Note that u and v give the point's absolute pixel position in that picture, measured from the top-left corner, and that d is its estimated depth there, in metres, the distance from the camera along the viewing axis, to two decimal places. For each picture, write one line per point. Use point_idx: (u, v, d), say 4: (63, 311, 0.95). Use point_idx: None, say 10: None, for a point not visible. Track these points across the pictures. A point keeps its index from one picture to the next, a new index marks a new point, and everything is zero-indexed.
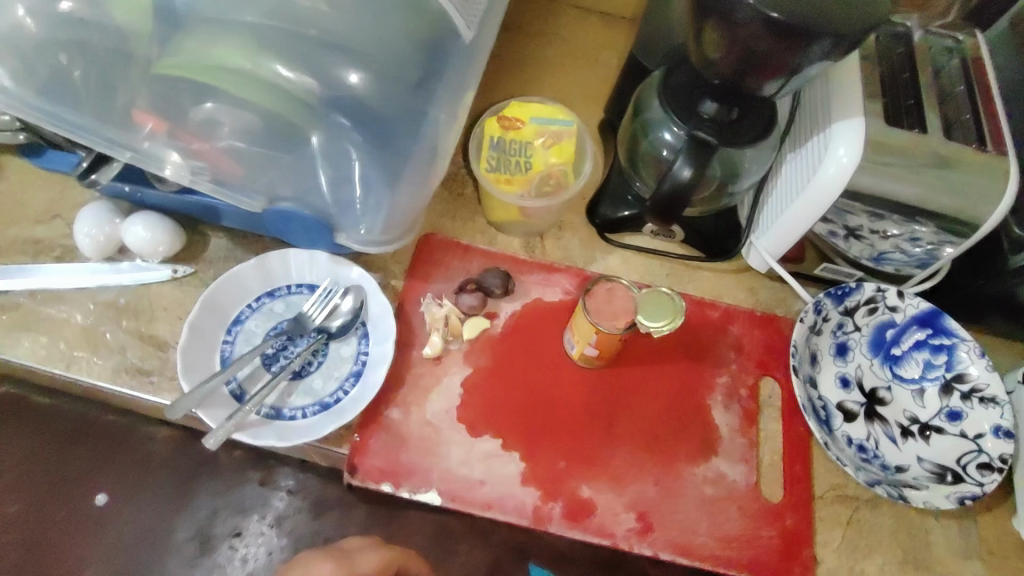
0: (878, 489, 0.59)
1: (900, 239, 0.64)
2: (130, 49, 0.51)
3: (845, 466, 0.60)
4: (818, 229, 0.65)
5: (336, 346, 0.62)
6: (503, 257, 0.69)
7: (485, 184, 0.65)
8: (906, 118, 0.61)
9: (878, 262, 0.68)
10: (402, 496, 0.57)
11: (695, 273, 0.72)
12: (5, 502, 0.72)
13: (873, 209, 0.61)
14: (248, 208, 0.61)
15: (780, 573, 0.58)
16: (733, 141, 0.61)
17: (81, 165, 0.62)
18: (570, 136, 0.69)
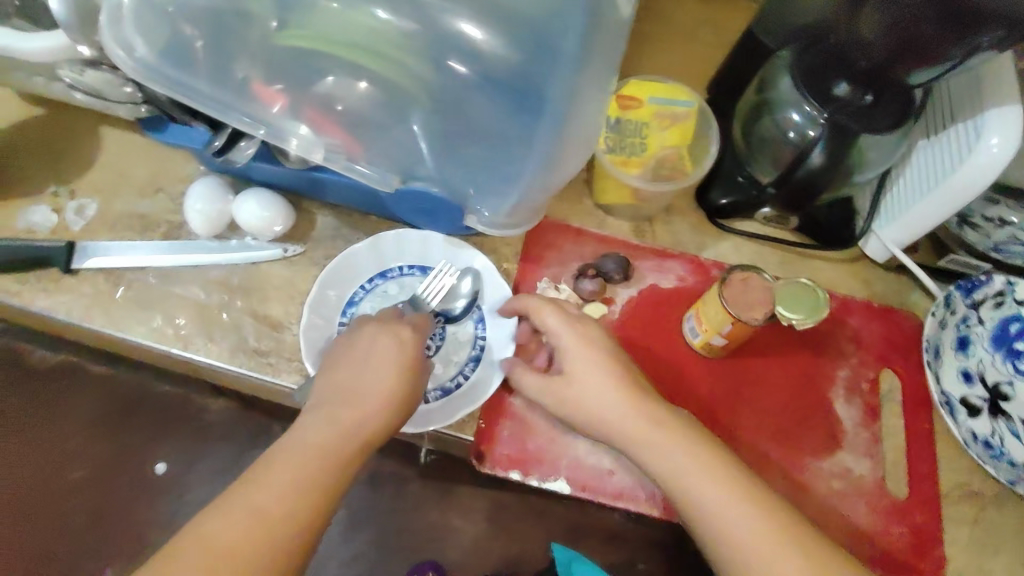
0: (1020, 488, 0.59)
1: (1018, 229, 0.62)
2: (250, 10, 0.50)
3: (985, 464, 0.61)
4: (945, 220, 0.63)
5: (453, 330, 0.61)
6: (617, 242, 0.68)
7: (605, 164, 0.64)
8: None
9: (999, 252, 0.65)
10: (531, 484, 0.57)
11: (808, 263, 0.70)
12: (68, 469, 0.82)
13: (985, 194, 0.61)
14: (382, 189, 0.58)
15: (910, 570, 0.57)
16: (870, 125, 0.58)
17: (213, 142, 0.57)
18: (688, 118, 0.67)
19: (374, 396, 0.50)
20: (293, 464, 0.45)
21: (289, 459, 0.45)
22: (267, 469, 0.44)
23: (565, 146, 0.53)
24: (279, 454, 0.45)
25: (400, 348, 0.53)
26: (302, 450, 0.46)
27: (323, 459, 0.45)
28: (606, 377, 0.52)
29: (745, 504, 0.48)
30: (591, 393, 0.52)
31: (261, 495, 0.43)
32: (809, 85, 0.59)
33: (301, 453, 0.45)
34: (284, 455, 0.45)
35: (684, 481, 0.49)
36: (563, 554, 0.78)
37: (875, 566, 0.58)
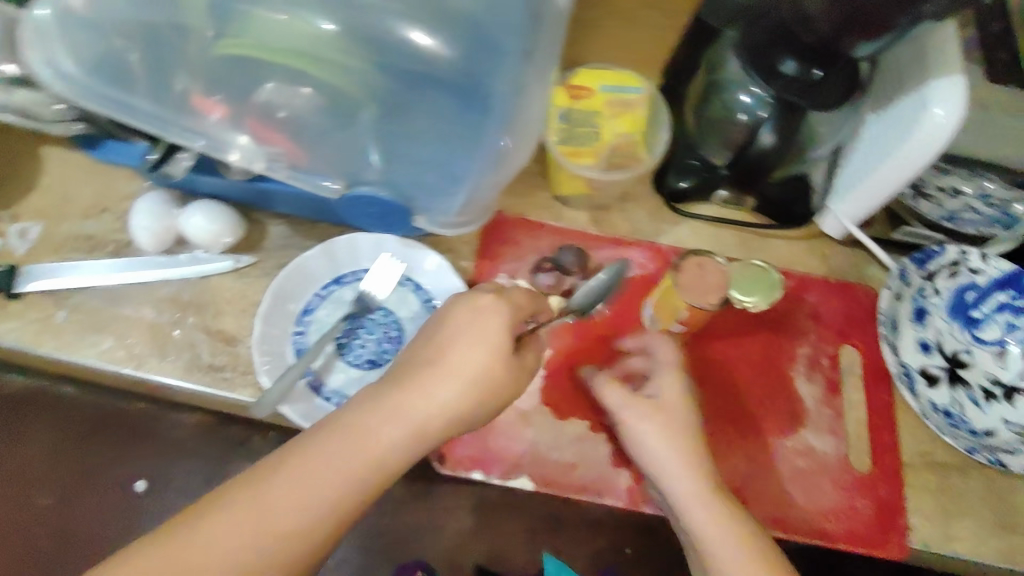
0: (975, 457, 0.60)
1: (971, 198, 0.64)
2: (185, 21, 0.48)
3: (945, 435, 0.61)
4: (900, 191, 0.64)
5: (411, 332, 0.61)
6: (572, 234, 0.67)
7: (558, 157, 0.64)
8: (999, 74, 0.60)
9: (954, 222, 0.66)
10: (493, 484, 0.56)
11: (767, 242, 0.70)
12: (39, 494, 0.84)
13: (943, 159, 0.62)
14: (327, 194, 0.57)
15: (875, 542, 0.58)
16: (819, 101, 0.58)
17: (148, 157, 0.57)
18: (638, 104, 0.66)
19: (426, 390, 0.47)
20: (308, 474, 0.43)
21: (310, 461, 0.43)
22: (283, 471, 0.43)
23: (507, 141, 0.51)
24: (313, 450, 0.44)
25: (486, 345, 0.48)
26: (323, 456, 0.43)
27: (348, 467, 0.44)
28: (626, 396, 0.54)
29: (730, 524, 0.51)
30: (681, 414, 0.53)
31: (276, 497, 0.42)
32: (754, 62, 0.59)
33: (319, 458, 0.43)
34: (304, 465, 0.43)
35: (670, 498, 0.52)
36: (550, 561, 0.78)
37: (841, 542, 0.58)
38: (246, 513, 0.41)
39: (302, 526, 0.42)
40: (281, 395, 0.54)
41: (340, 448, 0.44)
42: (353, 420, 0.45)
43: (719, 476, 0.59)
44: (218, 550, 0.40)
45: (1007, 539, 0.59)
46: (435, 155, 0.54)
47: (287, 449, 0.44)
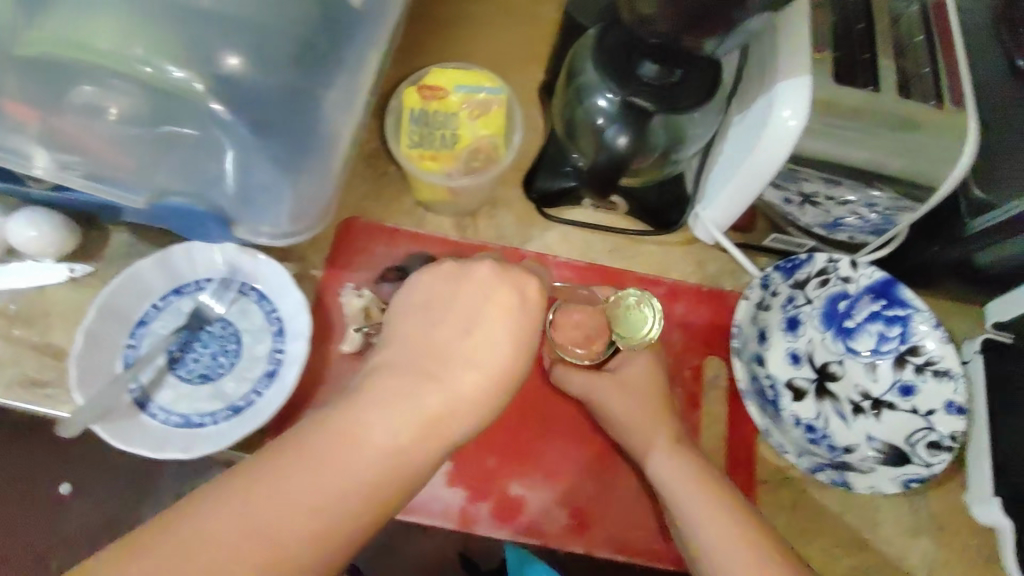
0: (819, 475, 0.56)
1: (857, 205, 0.58)
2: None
3: (788, 453, 0.57)
4: (770, 195, 0.60)
5: (249, 344, 0.59)
6: (430, 239, 0.65)
7: (405, 164, 0.60)
8: (861, 74, 0.54)
9: (833, 228, 0.62)
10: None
11: (639, 248, 0.68)
12: None
13: (826, 174, 0.55)
14: (133, 205, 0.51)
15: None
16: (675, 105, 0.55)
17: None
18: (498, 105, 0.63)
19: (456, 387, 0.41)
20: (333, 471, 0.37)
21: (305, 459, 0.38)
22: (307, 459, 0.38)
23: (330, 152, 0.51)
24: (317, 450, 0.38)
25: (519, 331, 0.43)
26: (352, 449, 0.38)
27: (369, 465, 0.38)
28: (613, 386, 0.57)
29: (722, 508, 0.50)
30: (609, 396, 0.57)
31: (275, 496, 0.36)
32: (605, 62, 0.56)
33: (339, 459, 0.38)
34: (335, 443, 0.38)
35: (680, 495, 0.52)
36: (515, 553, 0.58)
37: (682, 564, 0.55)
38: (255, 518, 0.36)
39: (319, 529, 0.37)
40: (95, 414, 0.52)
41: (365, 450, 0.38)
42: (351, 409, 0.39)
43: (557, 494, 0.56)
44: (233, 549, 0.35)
45: (858, 557, 0.57)
46: (244, 166, 0.50)
47: (287, 440, 0.39)
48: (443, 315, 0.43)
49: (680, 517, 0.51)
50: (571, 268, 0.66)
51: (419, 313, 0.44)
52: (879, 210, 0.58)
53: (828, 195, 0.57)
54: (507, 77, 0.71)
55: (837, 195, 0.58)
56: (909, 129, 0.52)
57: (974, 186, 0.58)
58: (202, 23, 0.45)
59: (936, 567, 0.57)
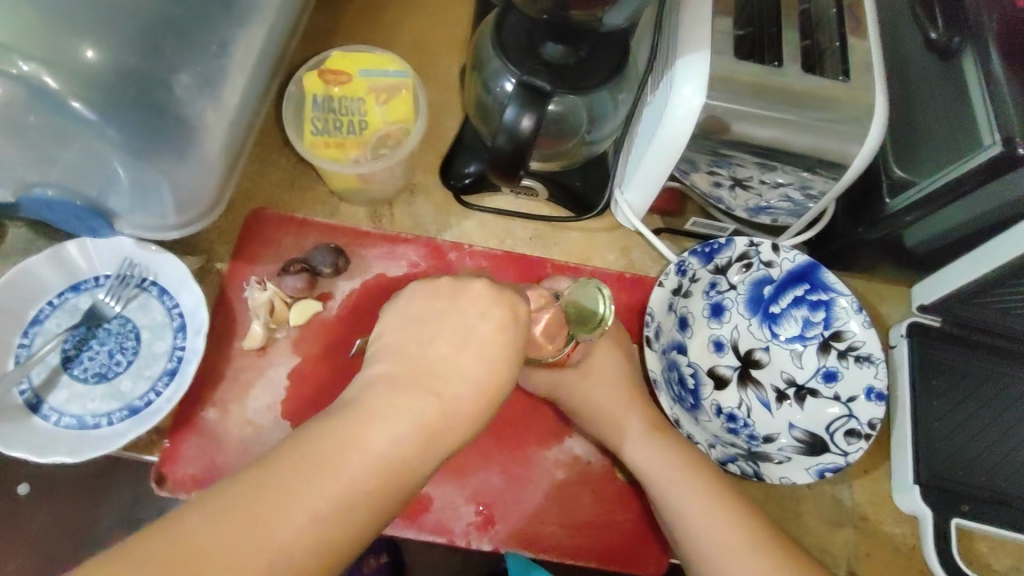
0: (731, 467, 0.54)
1: (789, 188, 0.56)
2: None
3: (698, 442, 0.55)
4: (703, 180, 0.58)
5: (149, 342, 0.57)
6: (342, 231, 0.63)
7: (307, 152, 0.59)
8: (766, 52, 0.53)
9: (759, 212, 0.60)
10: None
11: (560, 235, 0.66)
12: None
13: (761, 158, 0.53)
14: (2, 195, 0.54)
15: (634, 557, 0.54)
16: (578, 85, 0.54)
17: None
18: (405, 89, 0.61)
19: (458, 391, 0.40)
20: (323, 483, 0.36)
21: (305, 470, 0.36)
22: (306, 468, 0.36)
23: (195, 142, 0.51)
24: (316, 467, 0.36)
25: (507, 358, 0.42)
26: (347, 460, 0.37)
27: (364, 475, 0.37)
28: (607, 389, 0.56)
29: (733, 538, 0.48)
30: (600, 397, 0.56)
31: (262, 515, 0.35)
32: (503, 46, 0.56)
33: (331, 472, 0.36)
34: (330, 459, 0.37)
35: (666, 499, 0.51)
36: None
37: (593, 559, 0.54)
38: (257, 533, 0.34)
39: (310, 548, 0.35)
40: None
41: (356, 461, 0.37)
42: (351, 423, 0.38)
43: (465, 491, 0.54)
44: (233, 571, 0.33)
45: None
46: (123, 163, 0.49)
47: (286, 450, 0.37)
48: (426, 319, 0.43)
49: (672, 515, 0.50)
50: (488, 257, 0.64)
51: (409, 317, 0.44)
52: (800, 188, 0.56)
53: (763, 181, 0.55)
54: (425, 61, 0.69)
55: (754, 176, 0.55)
56: (818, 104, 0.50)
57: (896, 166, 0.57)
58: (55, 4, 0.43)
59: (860, 558, 0.56)
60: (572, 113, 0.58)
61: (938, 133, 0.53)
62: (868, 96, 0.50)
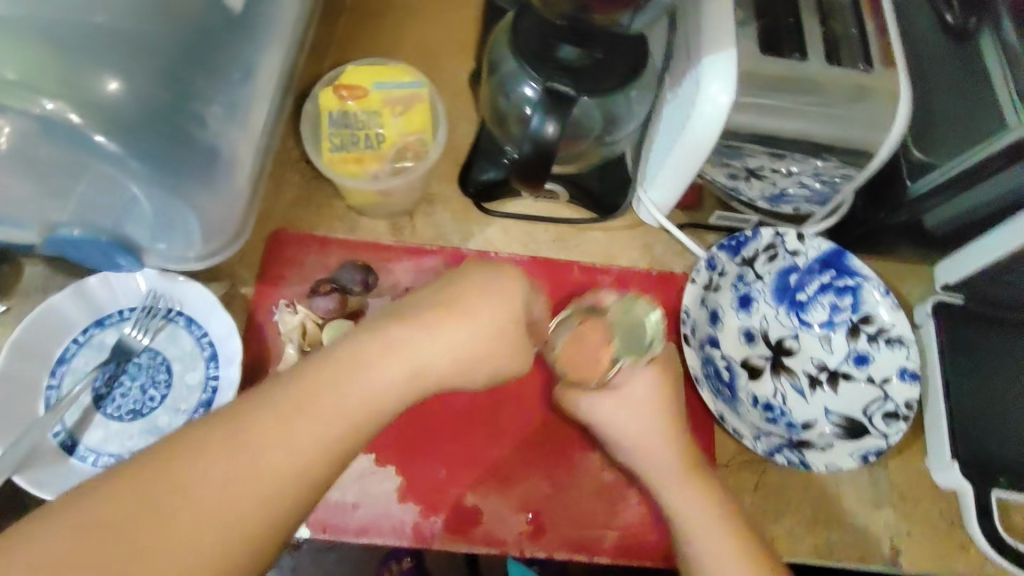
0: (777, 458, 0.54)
1: (802, 176, 0.56)
2: None
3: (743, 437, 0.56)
4: (717, 173, 0.58)
5: (180, 373, 0.56)
6: (365, 247, 0.63)
7: (328, 170, 0.58)
8: (786, 44, 0.52)
9: (777, 201, 0.61)
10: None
11: (583, 236, 0.66)
12: None
13: (773, 149, 0.53)
14: (25, 236, 0.54)
15: None
16: (597, 87, 0.53)
17: None
18: (421, 100, 0.61)
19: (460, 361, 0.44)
20: (316, 416, 0.38)
21: (302, 402, 0.38)
22: (301, 405, 0.38)
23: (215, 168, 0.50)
24: (317, 407, 0.39)
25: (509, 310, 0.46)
26: (341, 399, 0.39)
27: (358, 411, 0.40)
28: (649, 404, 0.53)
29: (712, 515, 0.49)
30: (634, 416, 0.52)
31: (259, 441, 0.36)
32: (521, 53, 0.55)
33: (325, 403, 0.39)
34: (327, 393, 0.39)
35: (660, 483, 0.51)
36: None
37: (642, 558, 0.54)
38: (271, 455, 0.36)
39: (314, 463, 0.37)
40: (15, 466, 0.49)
41: (347, 396, 0.39)
42: (350, 357, 0.41)
43: (514, 500, 0.54)
44: (221, 485, 0.35)
45: (823, 533, 0.57)
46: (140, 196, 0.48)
47: (284, 380, 0.39)
48: (445, 301, 0.45)
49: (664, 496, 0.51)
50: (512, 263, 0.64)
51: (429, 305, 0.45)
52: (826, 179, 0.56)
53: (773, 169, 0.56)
54: (435, 70, 0.68)
55: (782, 169, 0.56)
56: (840, 95, 0.51)
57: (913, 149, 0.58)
58: (75, 38, 0.42)
59: (901, 537, 0.57)
60: (590, 112, 0.57)
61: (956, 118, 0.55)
62: (887, 83, 0.51)
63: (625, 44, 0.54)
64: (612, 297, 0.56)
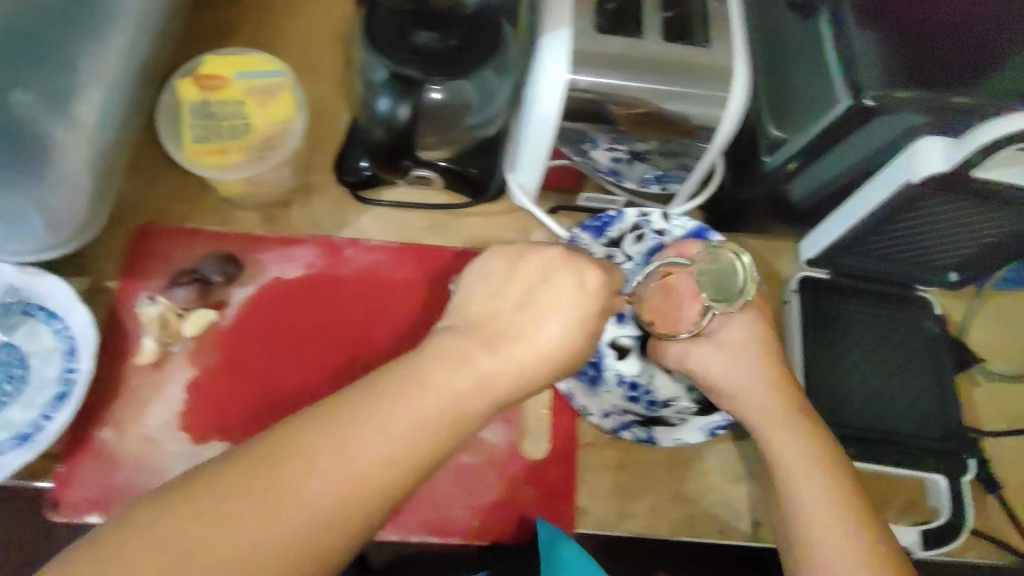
0: (624, 434, 0.57)
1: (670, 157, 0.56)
2: None
3: (593, 414, 0.58)
4: (603, 156, 0.57)
5: (38, 368, 0.55)
6: (235, 239, 0.62)
7: (185, 161, 0.57)
8: (626, 23, 0.53)
9: (663, 182, 0.60)
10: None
11: (460, 222, 0.66)
12: None
13: (628, 134, 0.54)
14: None
15: (539, 532, 0.56)
16: (449, 70, 0.52)
17: None
18: (283, 89, 0.60)
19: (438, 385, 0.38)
20: (384, 425, 0.35)
21: (355, 404, 0.36)
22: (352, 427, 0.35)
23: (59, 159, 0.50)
24: (386, 418, 0.35)
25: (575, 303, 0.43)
26: (371, 434, 0.35)
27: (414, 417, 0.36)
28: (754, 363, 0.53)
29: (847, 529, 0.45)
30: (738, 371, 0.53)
31: (364, 440, 0.34)
32: (372, 37, 0.53)
33: (400, 407, 0.36)
34: (388, 400, 0.36)
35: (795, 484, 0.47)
36: (549, 528, 0.54)
37: (495, 535, 0.56)
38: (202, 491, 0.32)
39: (360, 487, 0.34)
40: None
41: (412, 401, 0.36)
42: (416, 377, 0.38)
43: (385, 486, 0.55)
44: (373, 459, 0.34)
45: (683, 508, 0.58)
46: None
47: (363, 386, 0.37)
48: (518, 288, 0.44)
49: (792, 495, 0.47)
50: (385, 251, 0.64)
51: (487, 282, 0.45)
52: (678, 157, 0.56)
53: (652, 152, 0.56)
54: (311, 58, 0.68)
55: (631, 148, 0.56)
56: (684, 70, 0.50)
57: (770, 124, 0.58)
58: None
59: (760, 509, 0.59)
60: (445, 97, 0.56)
61: (804, 93, 0.55)
62: (726, 59, 0.50)
63: (480, 31, 0.55)
64: (696, 245, 0.59)
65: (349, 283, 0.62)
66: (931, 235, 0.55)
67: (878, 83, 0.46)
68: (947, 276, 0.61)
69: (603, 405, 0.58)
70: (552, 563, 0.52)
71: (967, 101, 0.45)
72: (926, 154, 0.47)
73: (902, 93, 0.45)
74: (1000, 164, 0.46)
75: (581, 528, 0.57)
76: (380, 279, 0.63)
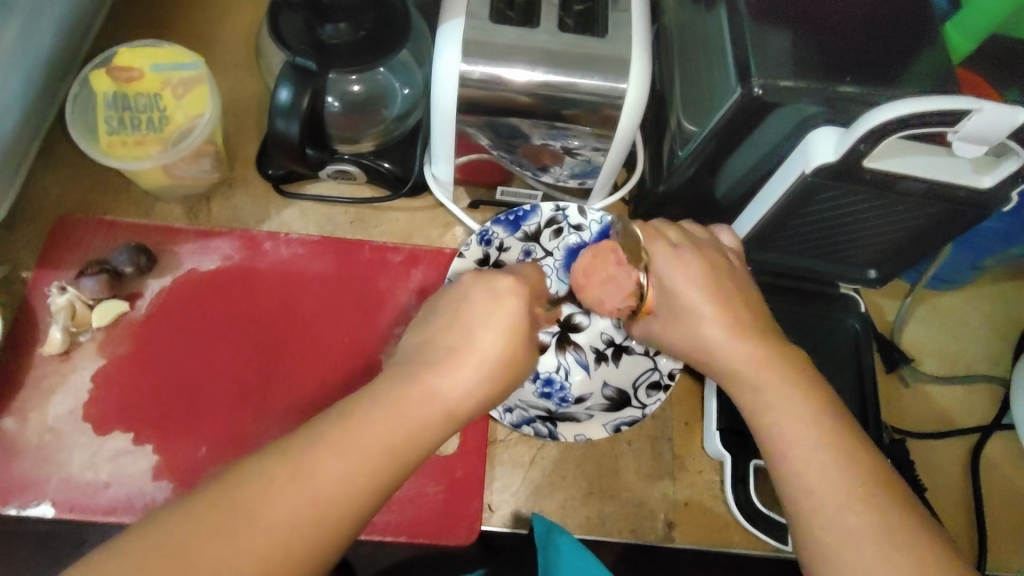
0: (524, 429, 0.56)
1: (584, 151, 0.57)
2: None
3: (494, 411, 0.56)
4: (531, 150, 0.58)
5: None
6: (153, 230, 0.61)
7: (98, 152, 0.57)
8: (516, 17, 0.54)
9: (584, 176, 0.61)
10: (10, 514, 0.53)
11: (383, 216, 0.65)
12: None
13: (542, 121, 0.53)
14: None
15: (443, 529, 0.55)
16: (353, 62, 0.52)
17: None
18: (197, 80, 0.60)
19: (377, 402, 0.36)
20: None
21: None
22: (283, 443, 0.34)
23: None
24: None
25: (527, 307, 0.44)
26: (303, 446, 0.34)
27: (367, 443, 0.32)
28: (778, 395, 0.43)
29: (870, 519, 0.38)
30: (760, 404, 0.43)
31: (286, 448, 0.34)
32: (278, 29, 0.52)
33: None
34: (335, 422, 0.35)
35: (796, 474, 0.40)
36: (544, 520, 0.54)
37: (399, 534, 0.55)
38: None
39: None
40: None
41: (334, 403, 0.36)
42: None
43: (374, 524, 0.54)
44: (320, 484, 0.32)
45: (598, 508, 0.56)
46: None
47: None
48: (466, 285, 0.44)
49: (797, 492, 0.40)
50: (304, 244, 0.63)
51: None
52: (591, 148, 0.56)
53: (568, 147, 0.56)
54: (240, 59, 0.69)
55: (547, 140, 0.56)
56: (579, 62, 0.50)
57: (684, 119, 0.57)
58: None
59: (678, 509, 0.57)
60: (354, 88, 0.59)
61: (704, 84, 0.54)
62: (621, 50, 0.51)
63: (390, 22, 0.53)
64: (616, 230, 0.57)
65: (266, 281, 0.61)
66: (841, 228, 0.55)
67: (764, 69, 0.45)
68: (867, 274, 0.60)
69: (507, 400, 0.57)
70: (550, 553, 0.51)
71: (855, 89, 0.45)
72: (819, 142, 0.47)
73: (787, 81, 0.45)
74: (885, 154, 0.46)
75: (488, 525, 0.55)
76: (298, 275, 0.62)
